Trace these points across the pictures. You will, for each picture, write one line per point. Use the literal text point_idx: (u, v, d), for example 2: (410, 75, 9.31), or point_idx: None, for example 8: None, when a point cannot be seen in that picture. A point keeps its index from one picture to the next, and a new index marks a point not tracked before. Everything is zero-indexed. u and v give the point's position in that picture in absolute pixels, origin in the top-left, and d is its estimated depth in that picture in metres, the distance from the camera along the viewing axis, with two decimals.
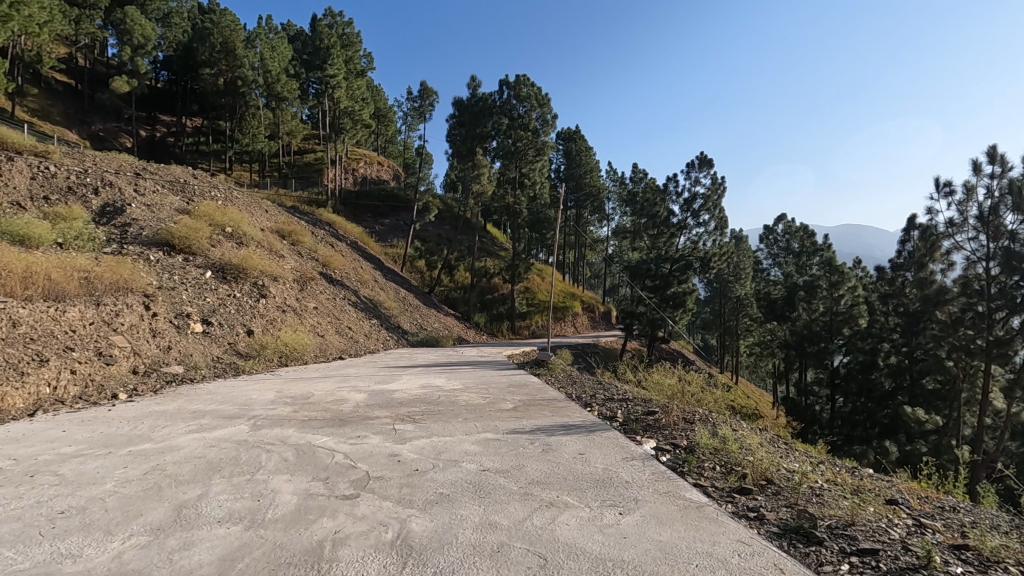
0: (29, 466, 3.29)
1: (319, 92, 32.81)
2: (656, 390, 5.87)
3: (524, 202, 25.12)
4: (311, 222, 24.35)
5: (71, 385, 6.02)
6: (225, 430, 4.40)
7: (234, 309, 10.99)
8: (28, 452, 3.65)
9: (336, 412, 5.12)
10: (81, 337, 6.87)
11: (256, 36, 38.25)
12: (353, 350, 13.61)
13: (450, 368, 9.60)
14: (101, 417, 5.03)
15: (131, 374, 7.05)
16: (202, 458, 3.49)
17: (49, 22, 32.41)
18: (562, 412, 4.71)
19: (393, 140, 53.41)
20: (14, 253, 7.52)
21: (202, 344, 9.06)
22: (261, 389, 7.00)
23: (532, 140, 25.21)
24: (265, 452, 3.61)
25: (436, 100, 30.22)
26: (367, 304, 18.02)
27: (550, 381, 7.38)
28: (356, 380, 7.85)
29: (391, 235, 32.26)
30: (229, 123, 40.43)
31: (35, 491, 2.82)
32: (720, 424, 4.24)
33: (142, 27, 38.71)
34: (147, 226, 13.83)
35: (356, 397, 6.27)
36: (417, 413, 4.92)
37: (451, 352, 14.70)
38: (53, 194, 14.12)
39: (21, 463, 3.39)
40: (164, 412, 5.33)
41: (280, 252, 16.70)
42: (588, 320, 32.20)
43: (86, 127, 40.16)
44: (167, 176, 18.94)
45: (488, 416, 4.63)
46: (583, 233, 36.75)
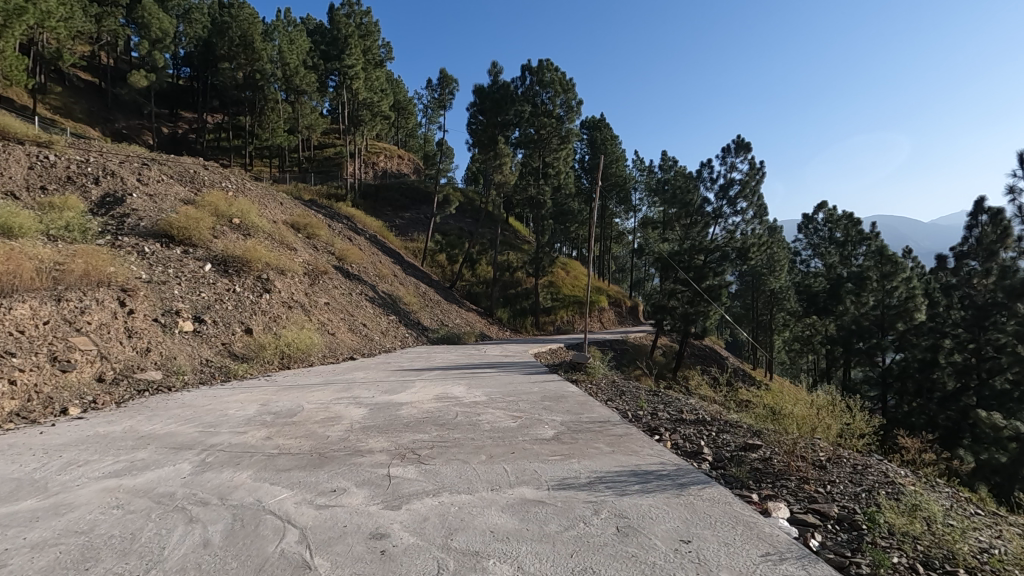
0: None
1: (337, 84, 31.84)
2: (741, 411, 4.47)
3: (549, 193, 23.58)
4: (328, 215, 23.28)
5: (7, 400, 4.95)
6: (159, 472, 3.16)
7: (232, 305, 9.87)
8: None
9: (319, 441, 3.84)
10: (30, 339, 5.79)
11: (274, 29, 37.39)
12: (367, 349, 12.43)
13: (471, 372, 8.28)
14: (19, 443, 3.88)
15: (94, 383, 5.96)
16: (82, 537, 2.23)
17: (68, 19, 32.10)
18: (626, 447, 3.36)
19: (413, 134, 52.30)
20: None
21: (191, 345, 7.96)
22: (243, 400, 5.81)
23: (556, 127, 23.70)
24: (187, 523, 2.36)
25: (455, 88, 28.90)
26: (385, 299, 16.87)
27: (591, 390, 6.02)
28: (359, 388, 6.60)
29: (412, 228, 31.06)
30: (248, 117, 39.68)
31: None
32: (870, 474, 2.87)
33: (160, 22, 38.67)
34: (146, 217, 12.83)
35: (352, 413, 4.97)
36: (426, 445, 3.61)
37: (473, 350, 13.42)
38: (52, 184, 13.23)
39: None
40: (103, 438, 4.13)
41: (292, 244, 15.68)
42: (615, 315, 30.64)
43: (108, 124, 39.90)
44: (177, 166, 18.00)
45: (523, 453, 3.29)
46: (609, 225, 35.07)
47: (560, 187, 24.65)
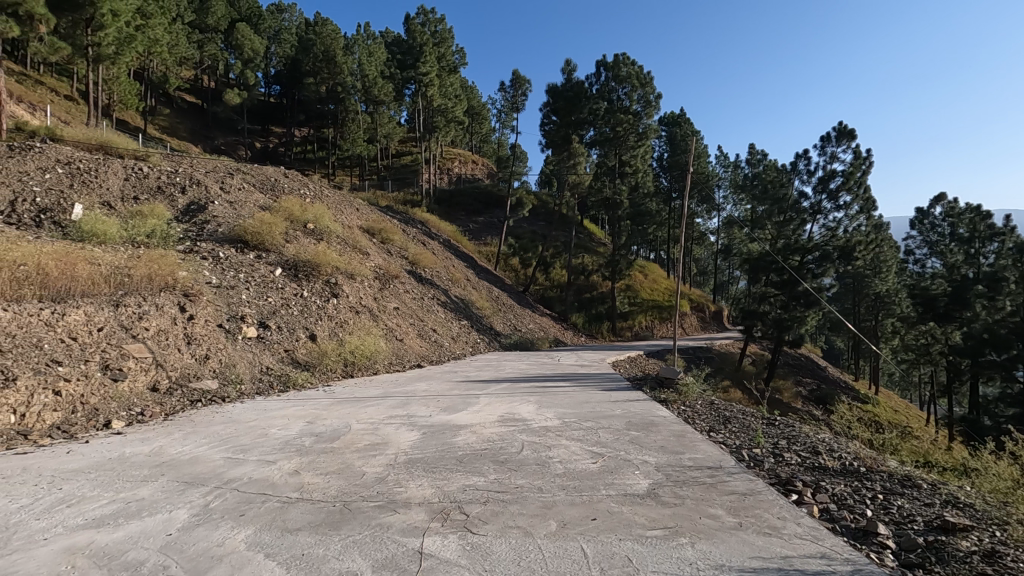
0: None
1: (414, 92, 31.98)
2: (906, 472, 3.28)
3: (627, 192, 22.14)
4: (403, 221, 23.16)
5: (49, 412, 4.67)
6: (147, 522, 2.54)
7: (298, 311, 9.55)
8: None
9: (351, 481, 3.08)
10: (83, 347, 5.60)
11: (355, 43, 38.64)
12: (436, 356, 11.80)
13: (542, 386, 7.34)
14: (33, 468, 3.47)
15: (146, 394, 5.65)
16: None
17: (174, 46, 34.54)
18: (769, 527, 2.32)
19: (486, 138, 52.26)
20: (19, 249, 6.72)
21: (253, 351, 7.64)
22: (289, 416, 5.21)
23: (634, 123, 21.70)
24: None
25: (529, 88, 27.98)
26: (458, 304, 16.35)
27: (687, 416, 4.94)
28: (418, 402, 5.87)
29: (485, 232, 30.58)
30: (331, 129, 40.91)
31: None
32: None
33: (253, 42, 41.11)
34: (225, 223, 12.97)
35: (401, 438, 4.20)
36: (480, 496, 2.75)
37: (546, 358, 12.47)
38: (143, 194, 13.60)
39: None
40: (123, 462, 3.62)
41: (364, 248, 15.53)
42: (698, 321, 28.57)
43: (209, 141, 42.42)
44: (260, 174, 18.36)
45: (621, 524, 2.35)
46: (691, 225, 32.93)
47: (639, 186, 23.20)
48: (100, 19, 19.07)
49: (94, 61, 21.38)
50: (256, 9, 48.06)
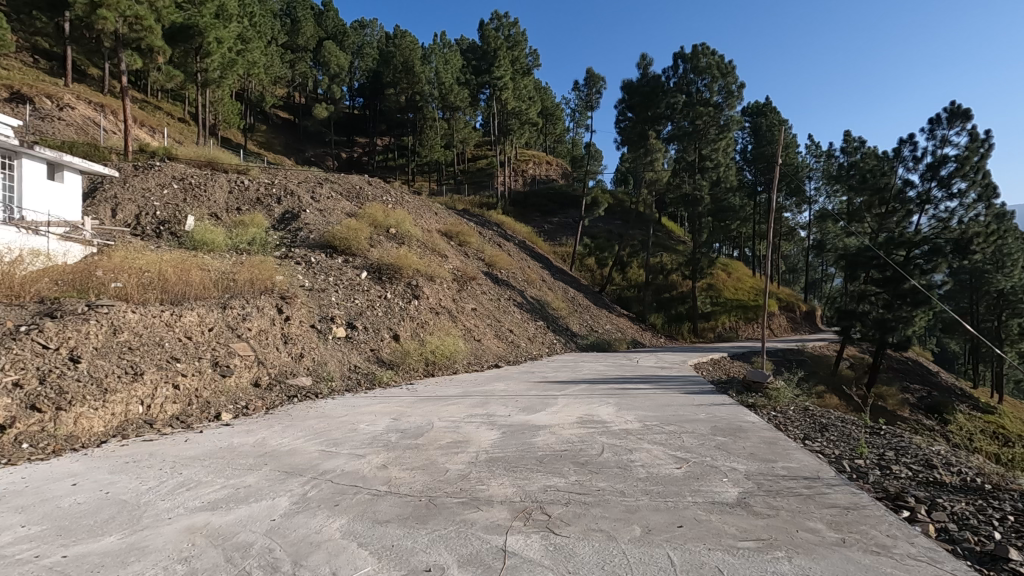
0: None
1: (488, 96, 32.45)
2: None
3: (708, 188, 21.23)
4: (480, 223, 23.59)
5: (170, 403, 5.18)
6: (254, 508, 2.76)
7: (383, 312, 10.01)
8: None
9: (435, 477, 3.18)
10: (196, 345, 6.17)
11: (432, 52, 39.87)
12: (513, 357, 11.89)
13: (621, 388, 7.20)
14: (158, 454, 3.87)
15: (250, 389, 6.13)
16: None
17: (269, 67, 37.21)
18: (878, 545, 2.14)
19: (560, 138, 52.07)
20: (143, 261, 7.50)
21: (342, 350, 8.08)
22: (376, 412, 5.46)
23: (714, 115, 20.69)
24: None
25: (603, 86, 27.57)
26: (534, 304, 16.41)
27: (779, 422, 4.66)
28: (497, 402, 5.94)
29: (560, 233, 30.48)
30: (409, 137, 42.44)
31: None
32: None
33: (337, 58, 43.67)
34: (315, 229, 13.79)
35: (482, 437, 4.28)
36: (561, 497, 2.74)
37: (624, 359, 12.24)
38: (244, 205, 14.75)
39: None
40: (232, 451, 3.96)
41: (443, 251, 15.96)
42: (788, 322, 26.88)
43: (300, 154, 45.24)
44: (346, 183, 19.37)
45: (711, 533, 2.25)
46: (779, 220, 31.07)
47: (720, 180, 22.18)
48: (207, 47, 20.96)
49: (202, 85, 23.51)
50: (341, 27, 50.87)
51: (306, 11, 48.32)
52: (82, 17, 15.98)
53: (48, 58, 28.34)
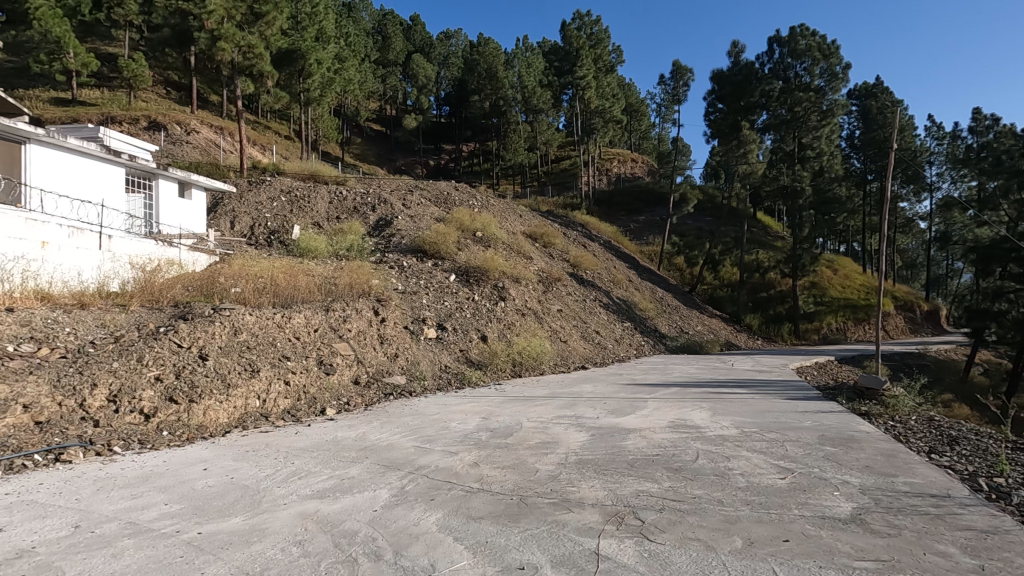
0: (47, 558, 2.30)
1: (571, 97, 32.31)
2: None
3: (809, 178, 19.73)
4: (564, 224, 23.56)
5: (281, 398, 5.64)
6: (357, 498, 2.94)
7: (471, 313, 10.27)
8: (100, 518, 2.74)
9: (525, 477, 3.22)
10: (303, 345, 6.68)
11: (515, 57, 40.39)
12: (600, 358, 11.71)
13: (715, 392, 6.89)
14: (273, 444, 4.24)
15: (350, 386, 6.53)
16: None
17: (363, 83, 39.42)
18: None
19: (646, 135, 50.64)
20: (258, 268, 8.28)
21: (433, 351, 8.38)
22: (467, 411, 5.62)
23: (816, 100, 19.19)
24: None
25: (691, 78, 26.53)
26: (620, 306, 16.08)
27: (898, 433, 4.24)
28: (585, 404, 5.90)
29: (647, 232, 29.70)
30: (494, 142, 43.20)
31: None
32: None
33: (425, 70, 46.88)
34: (407, 235, 14.43)
35: (571, 439, 4.27)
36: (655, 504, 2.67)
37: (718, 362, 11.68)
38: (343, 214, 15.76)
39: (51, 545, 2.43)
40: (336, 444, 4.24)
41: (528, 253, 16.08)
42: (906, 323, 24.36)
43: (392, 164, 47.48)
44: (435, 190, 20.07)
45: (822, 551, 2.09)
46: (894, 211, 28.26)
47: (824, 170, 20.58)
48: (308, 68, 22.66)
49: (306, 104, 25.36)
50: (428, 40, 52.99)
51: (396, 27, 50.78)
52: (206, 51, 17.88)
53: (178, 89, 31.90)
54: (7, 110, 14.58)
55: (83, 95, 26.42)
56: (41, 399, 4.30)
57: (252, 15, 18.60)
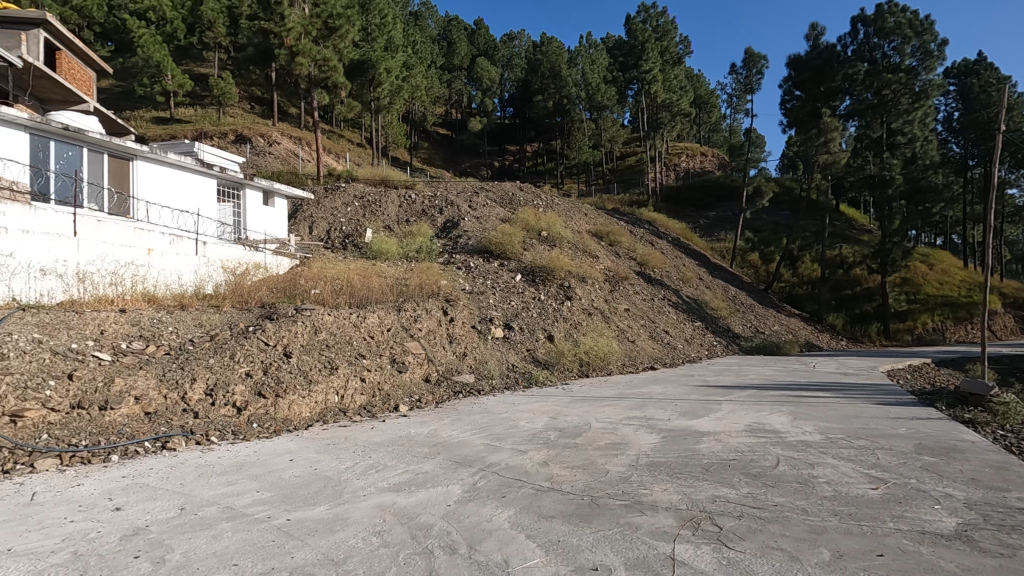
0: (157, 537, 2.53)
1: (636, 92, 31.64)
2: None
3: (900, 166, 18.26)
4: (630, 222, 23.10)
5: (358, 394, 5.90)
6: (431, 492, 3.03)
7: (537, 313, 10.29)
8: (202, 502, 2.99)
9: (595, 477, 3.19)
10: (377, 343, 6.96)
11: (578, 54, 40.10)
12: (669, 359, 11.39)
13: (795, 395, 6.52)
14: (352, 438, 4.45)
15: (422, 383, 6.73)
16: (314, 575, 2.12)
17: (429, 88, 40.44)
18: None
19: (717, 127, 48.68)
20: (337, 270, 8.72)
21: (500, 350, 8.48)
22: (535, 410, 5.64)
23: (907, 81, 17.72)
24: None
25: (764, 65, 25.23)
26: (691, 305, 15.57)
27: (1009, 444, 3.84)
28: (655, 406, 5.76)
29: (718, 228, 28.56)
30: (558, 141, 43.03)
31: None
32: None
33: (489, 73, 47.97)
34: (473, 236, 14.68)
35: (642, 440, 4.19)
36: (733, 510, 2.57)
37: (798, 364, 11.05)
38: (412, 217, 16.25)
39: (161, 525, 2.68)
40: (410, 440, 4.39)
41: (594, 251, 15.89)
42: (1017, 322, 22.00)
43: (458, 166, 48.37)
44: (500, 190, 20.27)
45: (923, 570, 1.94)
46: (1001, 198, 25.60)
47: (916, 157, 19.04)
48: (378, 78, 23.51)
49: (376, 112, 26.32)
50: (492, 43, 53.64)
51: (461, 32, 51.74)
52: (285, 66, 18.95)
53: (260, 103, 34.05)
54: (116, 131, 16.13)
55: (179, 113, 28.73)
56: (149, 392, 4.73)
57: (326, 29, 19.34)
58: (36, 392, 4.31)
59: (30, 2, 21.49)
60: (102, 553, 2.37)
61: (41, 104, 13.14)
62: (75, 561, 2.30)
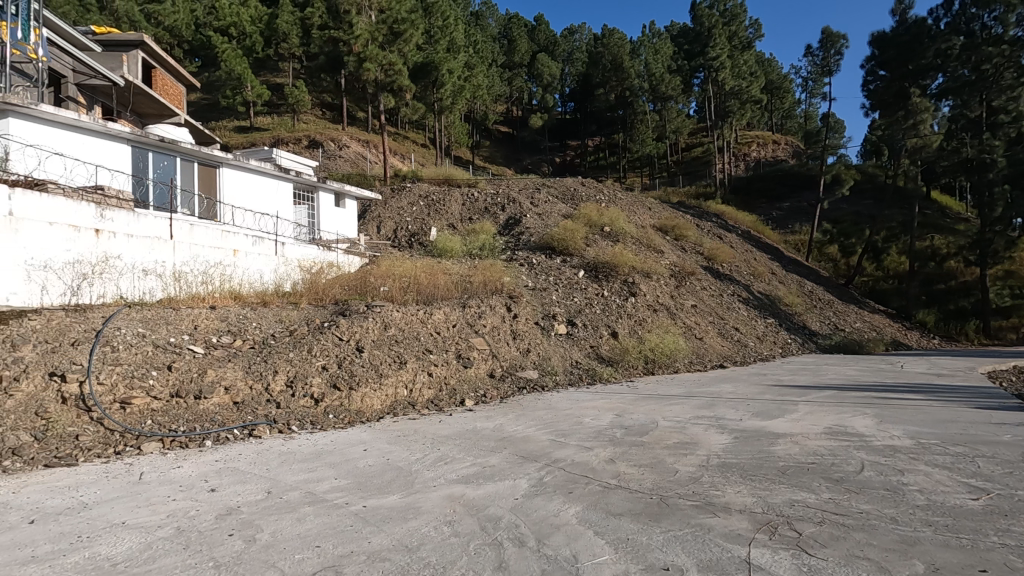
0: (248, 517, 2.73)
1: (702, 80, 30.56)
2: None
3: (1002, 148, 16.60)
4: (697, 215, 22.39)
5: (426, 388, 6.07)
6: (498, 486, 3.07)
7: (601, 309, 10.18)
8: (286, 486, 3.19)
9: (664, 477, 3.13)
10: (443, 339, 7.14)
11: (641, 45, 39.25)
12: (740, 357, 10.93)
13: (881, 397, 6.10)
14: (421, 431, 4.59)
15: (486, 378, 6.84)
16: (390, 560, 2.21)
17: (490, 86, 40.83)
18: None
19: (790, 114, 46.10)
20: (405, 268, 9.01)
21: (564, 346, 8.46)
22: (600, 407, 5.59)
23: (1011, 53, 16.07)
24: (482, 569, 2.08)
25: (844, 44, 23.64)
26: (763, 300, 14.87)
27: None
28: (726, 405, 5.58)
29: (792, 220, 27.12)
30: (620, 134, 42.25)
31: None
32: None
33: (550, 68, 47.75)
34: (535, 232, 14.72)
35: (712, 441, 4.06)
36: (813, 515, 2.45)
37: (883, 363, 10.31)
38: (475, 215, 16.50)
39: (252, 506, 2.88)
40: (477, 434, 4.47)
41: (659, 246, 15.50)
42: None
43: (519, 163, 48.52)
44: (561, 186, 20.19)
45: None
46: None
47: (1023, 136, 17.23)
48: (441, 79, 24.01)
49: (439, 113, 26.85)
50: (552, 38, 53.41)
51: (522, 29, 51.87)
52: (354, 72, 19.70)
53: (331, 109, 35.61)
54: (204, 141, 17.39)
55: (258, 122, 30.56)
56: (237, 382, 5.08)
57: (392, 34, 20.03)
58: (141, 381, 4.74)
59: (129, 26, 23.59)
60: (202, 529, 2.59)
61: (140, 118, 14.39)
62: (178, 536, 2.52)
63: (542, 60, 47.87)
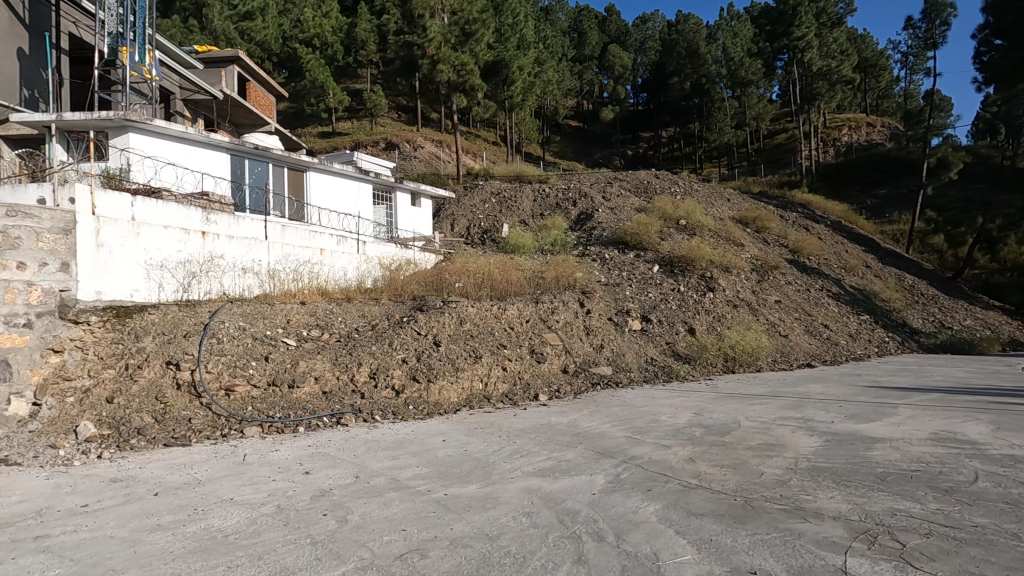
0: (339, 499, 2.91)
1: (787, 62, 28.82)
2: None
3: None
4: (780, 206, 21.20)
5: (501, 382, 6.17)
6: (574, 480, 3.08)
7: (677, 305, 9.88)
8: (372, 472, 3.37)
9: (749, 478, 3.01)
10: (517, 334, 7.22)
11: (718, 29, 37.64)
12: (830, 356, 10.24)
13: (997, 402, 5.52)
14: (497, 424, 4.68)
15: (560, 374, 6.84)
16: (473, 547, 2.28)
17: (560, 81, 40.64)
18: None
19: (887, 93, 42.45)
20: (480, 265, 9.18)
21: (638, 343, 8.30)
22: (677, 405, 5.44)
23: None
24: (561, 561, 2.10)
25: (952, 13, 21.45)
26: (856, 295, 13.86)
27: None
28: (816, 406, 5.26)
29: (889, 208, 25.01)
30: (696, 123, 40.69)
31: (298, 557, 2.25)
32: None
33: (621, 59, 46.76)
34: (608, 227, 14.52)
35: (800, 443, 3.86)
36: (919, 526, 2.27)
37: (1000, 365, 9.29)
38: (546, 211, 16.53)
39: (343, 489, 3.07)
40: (551, 428, 4.48)
41: (739, 239, 14.81)
42: None
43: (590, 158, 47.92)
44: (634, 180, 19.78)
45: None
46: None
47: None
48: (512, 76, 24.19)
49: (510, 110, 27.05)
50: (624, 28, 52.35)
51: (593, 22, 51.20)
52: (428, 74, 20.25)
53: (406, 111, 36.82)
54: (292, 147, 18.53)
55: (340, 127, 32.16)
56: (325, 373, 5.40)
57: (463, 35, 20.55)
58: (243, 370, 5.15)
59: (227, 43, 25.63)
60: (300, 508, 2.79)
61: (237, 128, 15.58)
62: (279, 513, 2.73)
63: (614, 51, 46.97)
